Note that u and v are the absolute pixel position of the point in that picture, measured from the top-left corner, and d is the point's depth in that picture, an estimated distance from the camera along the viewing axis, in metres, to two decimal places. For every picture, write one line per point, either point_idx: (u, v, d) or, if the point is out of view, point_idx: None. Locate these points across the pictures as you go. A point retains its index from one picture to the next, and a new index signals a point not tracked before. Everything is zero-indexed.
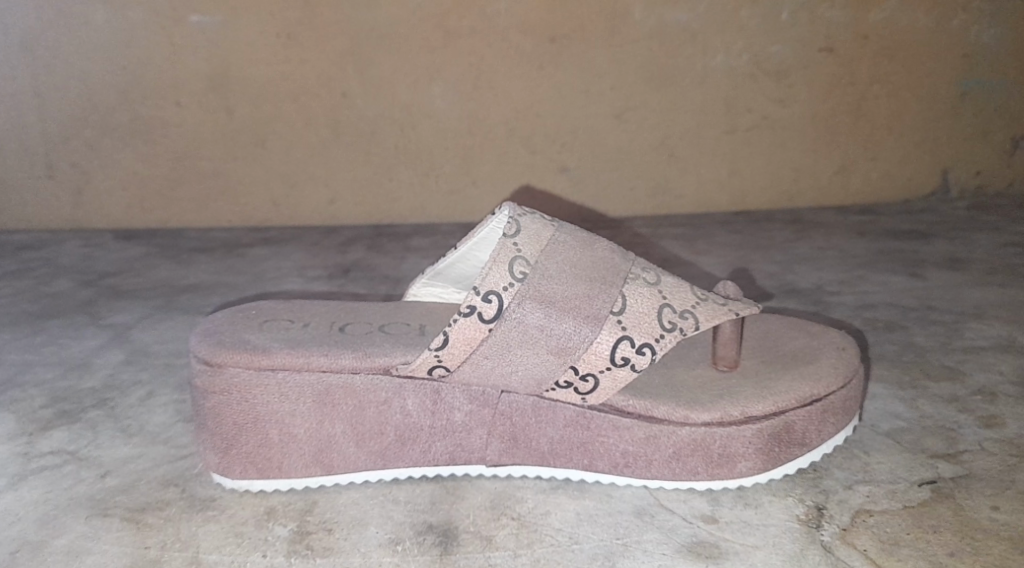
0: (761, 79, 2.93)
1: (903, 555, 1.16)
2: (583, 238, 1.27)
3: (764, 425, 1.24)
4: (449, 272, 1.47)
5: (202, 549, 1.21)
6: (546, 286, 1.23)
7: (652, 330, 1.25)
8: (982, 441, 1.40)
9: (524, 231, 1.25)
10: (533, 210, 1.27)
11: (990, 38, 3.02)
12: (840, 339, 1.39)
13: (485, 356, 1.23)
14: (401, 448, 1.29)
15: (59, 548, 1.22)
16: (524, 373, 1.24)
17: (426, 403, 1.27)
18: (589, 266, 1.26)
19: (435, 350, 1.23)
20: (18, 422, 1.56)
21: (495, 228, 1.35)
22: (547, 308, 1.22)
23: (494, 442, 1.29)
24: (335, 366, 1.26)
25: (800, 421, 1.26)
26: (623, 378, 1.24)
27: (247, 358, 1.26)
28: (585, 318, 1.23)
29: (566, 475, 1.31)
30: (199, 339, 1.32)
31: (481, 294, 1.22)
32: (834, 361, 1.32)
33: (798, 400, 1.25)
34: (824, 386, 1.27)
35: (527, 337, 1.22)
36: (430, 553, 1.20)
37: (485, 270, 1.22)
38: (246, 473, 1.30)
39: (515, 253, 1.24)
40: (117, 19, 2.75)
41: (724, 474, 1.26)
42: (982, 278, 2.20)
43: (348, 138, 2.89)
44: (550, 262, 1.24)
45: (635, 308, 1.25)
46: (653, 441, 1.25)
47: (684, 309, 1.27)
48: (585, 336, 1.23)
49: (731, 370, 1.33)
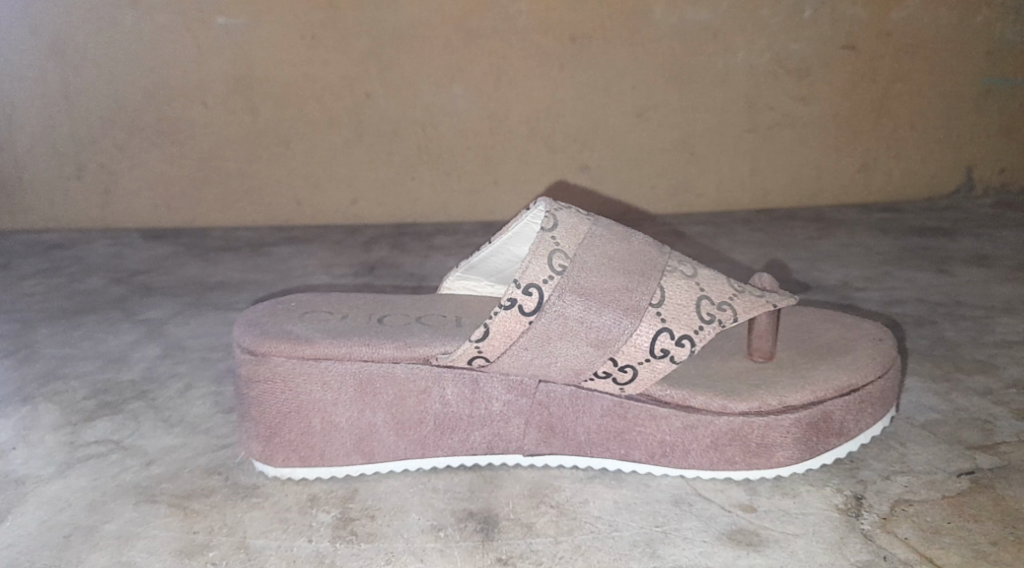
0: (784, 77, 2.94)
1: (944, 543, 1.17)
2: (619, 232, 1.29)
3: (802, 414, 1.25)
4: (483, 265, 1.48)
5: (248, 534, 1.23)
6: (586, 279, 1.24)
7: (691, 322, 1.26)
8: (1017, 433, 1.41)
9: (562, 224, 1.27)
10: (569, 204, 1.29)
11: (1013, 35, 3.01)
12: (874, 329, 1.40)
13: (525, 348, 1.24)
14: (439, 437, 1.31)
15: (110, 533, 1.24)
16: (563, 364, 1.25)
17: (465, 392, 1.29)
18: (628, 259, 1.27)
19: (476, 342, 1.24)
20: (61, 413, 1.59)
21: (530, 223, 1.37)
22: (587, 300, 1.23)
23: (531, 431, 1.30)
24: (376, 355, 1.28)
25: (838, 410, 1.27)
26: (661, 369, 1.25)
27: (291, 347, 1.28)
28: (624, 310, 1.24)
29: (603, 465, 1.32)
30: (240, 330, 1.34)
31: (522, 287, 1.23)
32: (869, 351, 1.33)
33: (836, 390, 1.26)
34: (861, 376, 1.28)
35: (567, 329, 1.23)
36: (472, 539, 1.21)
37: (524, 263, 1.23)
38: (289, 460, 1.32)
39: (553, 247, 1.25)
40: (144, 22, 2.78)
41: (762, 464, 1.27)
42: (1010, 274, 2.20)
43: (372, 137, 2.92)
44: (588, 255, 1.25)
45: (674, 300, 1.26)
46: (691, 430, 1.27)
47: (722, 301, 1.28)
48: (624, 329, 1.24)
49: (766, 361, 1.34)
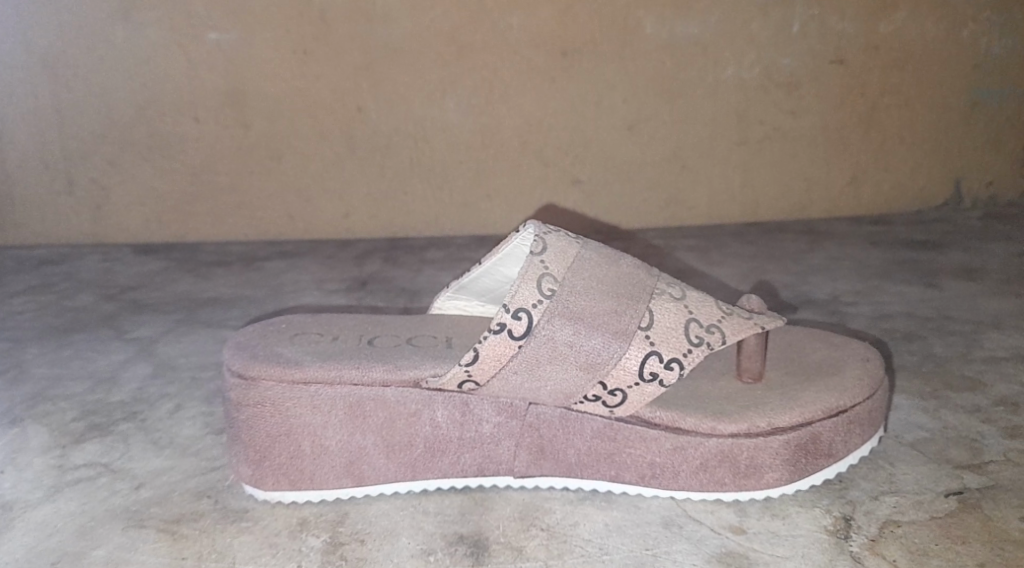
0: (773, 91, 2.95)
1: (933, 565, 1.17)
2: (608, 254, 1.29)
3: (791, 436, 1.25)
4: (473, 285, 1.49)
5: (238, 560, 1.23)
6: (575, 303, 1.24)
7: (680, 345, 1.26)
8: (1004, 451, 1.41)
9: (551, 248, 1.27)
10: (558, 227, 1.29)
11: (1001, 48, 3.03)
12: (864, 348, 1.41)
13: (514, 372, 1.25)
14: (429, 460, 1.31)
15: (98, 559, 1.24)
16: (553, 387, 1.25)
17: (455, 415, 1.29)
18: (617, 282, 1.27)
19: (465, 366, 1.25)
20: (50, 435, 1.58)
21: (520, 245, 1.37)
22: (576, 324, 1.23)
23: (521, 454, 1.30)
24: (366, 379, 1.28)
25: (827, 431, 1.27)
26: (650, 393, 1.25)
27: (280, 371, 1.28)
28: (614, 333, 1.24)
29: (593, 486, 1.32)
30: (230, 353, 1.34)
31: (511, 311, 1.23)
32: (858, 371, 1.34)
33: (824, 411, 1.27)
34: (850, 397, 1.29)
35: (556, 353, 1.23)
36: (462, 563, 1.21)
37: (514, 288, 1.24)
38: (278, 484, 1.32)
39: (542, 270, 1.25)
40: (136, 37, 2.78)
41: (751, 485, 1.28)
42: (998, 288, 2.21)
43: (364, 152, 2.92)
44: (577, 279, 1.26)
45: (662, 323, 1.26)
46: (681, 451, 1.27)
47: (711, 324, 1.28)
48: (614, 352, 1.24)
49: (755, 382, 1.34)
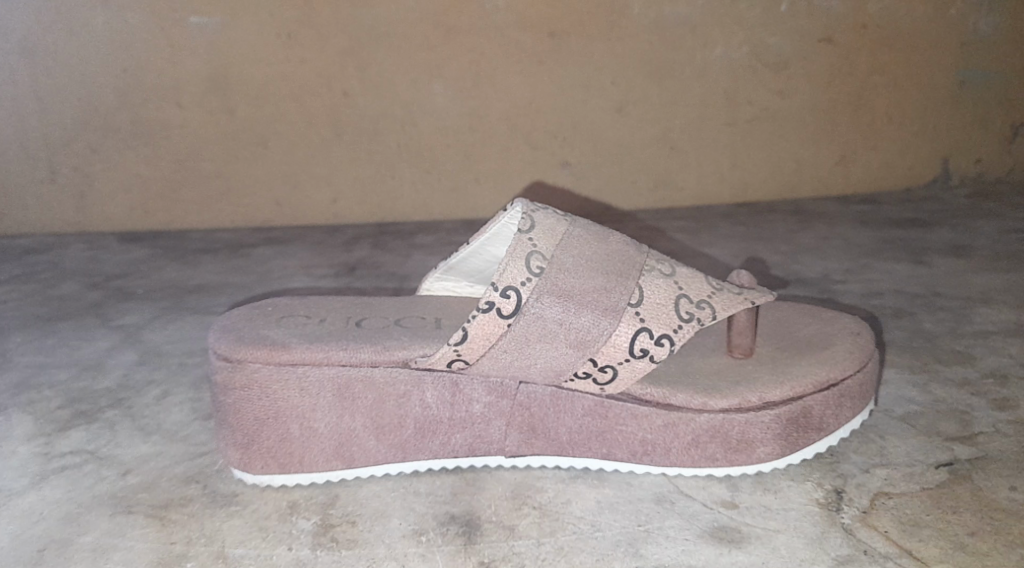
0: (761, 71, 2.94)
1: (924, 535, 1.17)
2: (597, 231, 1.28)
3: (782, 410, 1.25)
4: (462, 266, 1.48)
5: (227, 543, 1.22)
6: (564, 280, 1.23)
7: (670, 320, 1.25)
8: (995, 423, 1.41)
9: (539, 226, 1.26)
10: (546, 205, 1.28)
11: (988, 26, 3.03)
12: (855, 322, 1.40)
13: (504, 350, 1.23)
14: (420, 441, 1.30)
15: (86, 545, 1.23)
16: (543, 366, 1.24)
17: (445, 394, 1.28)
18: (605, 259, 1.26)
19: (453, 345, 1.23)
20: (35, 423, 1.57)
21: (507, 224, 1.36)
22: (565, 301, 1.22)
23: (513, 433, 1.30)
24: (354, 360, 1.27)
25: (818, 406, 1.27)
26: (641, 369, 1.25)
27: (267, 353, 1.27)
28: (604, 310, 1.23)
29: (585, 464, 1.32)
30: (217, 337, 1.32)
31: (500, 289, 1.22)
32: (848, 345, 1.33)
33: (815, 385, 1.26)
34: (841, 370, 1.28)
35: (546, 331, 1.22)
36: (454, 543, 1.21)
37: (502, 266, 1.23)
38: (267, 467, 1.30)
39: (531, 248, 1.24)
40: (117, 22, 2.75)
41: (743, 461, 1.27)
42: (987, 264, 2.21)
43: (350, 137, 2.90)
44: (566, 256, 1.25)
45: (652, 300, 1.26)
46: (673, 428, 1.26)
47: (701, 299, 1.28)
48: (604, 329, 1.23)
49: (746, 357, 1.34)
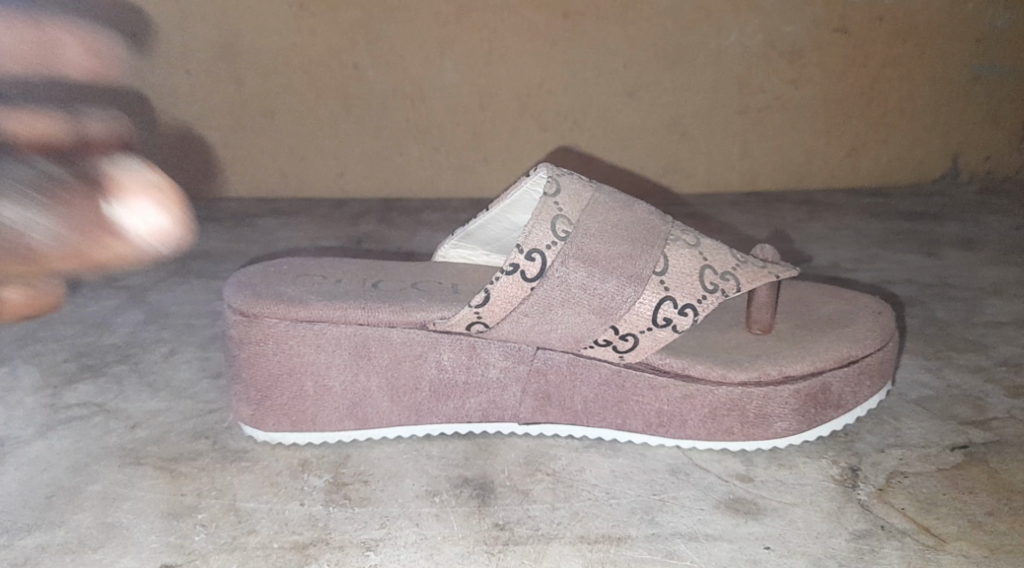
0: (775, 60, 2.91)
1: (941, 514, 1.17)
2: (622, 199, 1.27)
3: (802, 386, 1.24)
4: (480, 233, 1.46)
5: (239, 497, 1.21)
6: (590, 246, 1.21)
7: (694, 291, 1.24)
8: (1009, 409, 1.41)
9: (564, 190, 1.23)
10: (571, 170, 1.26)
11: (1004, 22, 2.98)
12: (875, 304, 1.40)
13: (525, 314, 1.22)
14: (435, 403, 1.29)
15: (94, 494, 1.22)
16: (564, 331, 1.23)
17: (462, 358, 1.27)
18: (631, 227, 1.24)
19: (475, 307, 1.21)
20: (42, 375, 1.55)
21: (528, 192, 1.36)
22: (591, 267, 1.20)
23: (528, 400, 1.29)
24: (371, 320, 1.25)
25: (837, 382, 1.26)
26: (662, 339, 1.23)
27: (282, 308, 1.24)
28: (629, 278, 1.21)
29: (599, 434, 1.31)
30: (230, 292, 1.30)
31: (524, 252, 1.20)
32: (870, 324, 1.33)
33: (836, 361, 1.26)
34: (861, 348, 1.28)
35: (570, 296, 1.20)
36: (468, 505, 1.20)
37: (527, 229, 1.20)
38: (280, 425, 1.30)
39: (556, 212, 1.22)
40: None
41: (759, 435, 1.26)
42: (997, 257, 2.21)
43: (360, 110, 2.88)
44: (592, 221, 1.22)
45: (677, 269, 1.24)
46: (690, 399, 1.25)
47: (725, 271, 1.26)
48: (628, 297, 1.21)
49: (764, 332, 1.34)
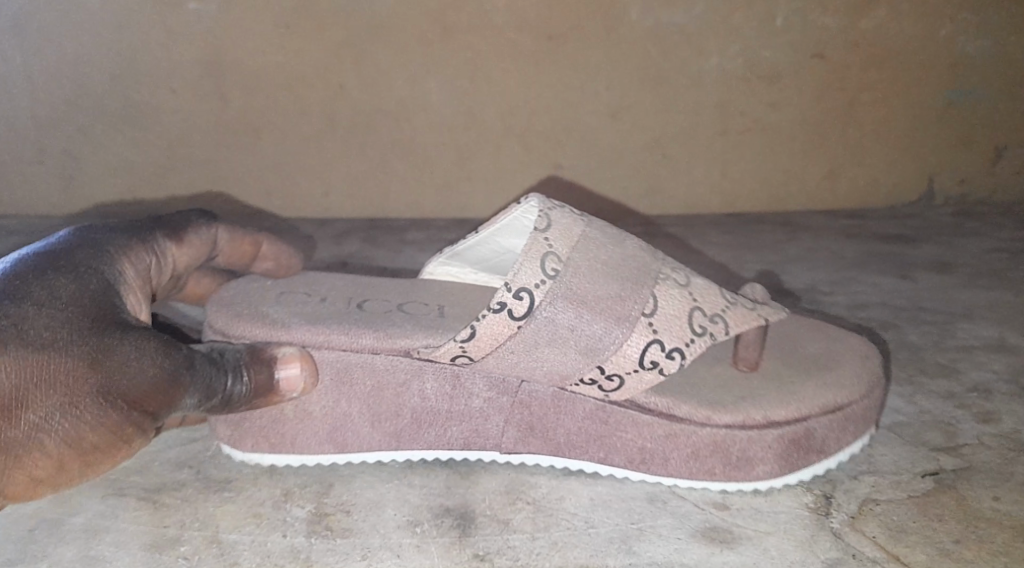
0: (754, 83, 2.94)
1: (911, 541, 1.20)
2: (612, 235, 1.30)
3: (785, 431, 1.25)
4: (469, 253, 1.52)
5: (221, 528, 1.22)
6: (579, 284, 1.24)
7: (683, 334, 1.26)
8: (979, 436, 1.44)
9: (555, 226, 1.27)
10: (562, 205, 1.30)
11: (976, 49, 3.02)
12: (860, 346, 1.42)
13: (511, 351, 1.24)
14: (416, 431, 1.31)
15: (77, 526, 1.22)
16: (550, 369, 1.25)
17: (445, 387, 1.29)
18: (620, 265, 1.28)
19: (461, 342, 1.24)
20: None
21: (518, 217, 1.43)
22: (577, 307, 1.23)
23: (511, 430, 1.30)
24: (355, 345, 1.27)
25: (820, 429, 1.27)
26: (649, 380, 1.25)
27: (265, 331, 1.29)
28: (616, 319, 1.24)
29: (581, 466, 1.32)
30: (215, 310, 1.35)
31: (512, 291, 1.23)
32: (857, 368, 1.35)
33: (820, 408, 1.27)
34: (847, 395, 1.29)
35: (556, 335, 1.23)
36: (448, 535, 1.21)
37: (517, 266, 1.23)
38: (258, 446, 1.31)
39: (546, 248, 1.25)
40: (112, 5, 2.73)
41: (741, 477, 1.27)
42: (970, 280, 2.25)
43: (343, 131, 2.89)
44: (581, 259, 1.26)
45: (665, 311, 1.27)
46: (674, 439, 1.26)
47: (714, 314, 1.30)
48: (615, 338, 1.24)
49: (752, 370, 1.35)
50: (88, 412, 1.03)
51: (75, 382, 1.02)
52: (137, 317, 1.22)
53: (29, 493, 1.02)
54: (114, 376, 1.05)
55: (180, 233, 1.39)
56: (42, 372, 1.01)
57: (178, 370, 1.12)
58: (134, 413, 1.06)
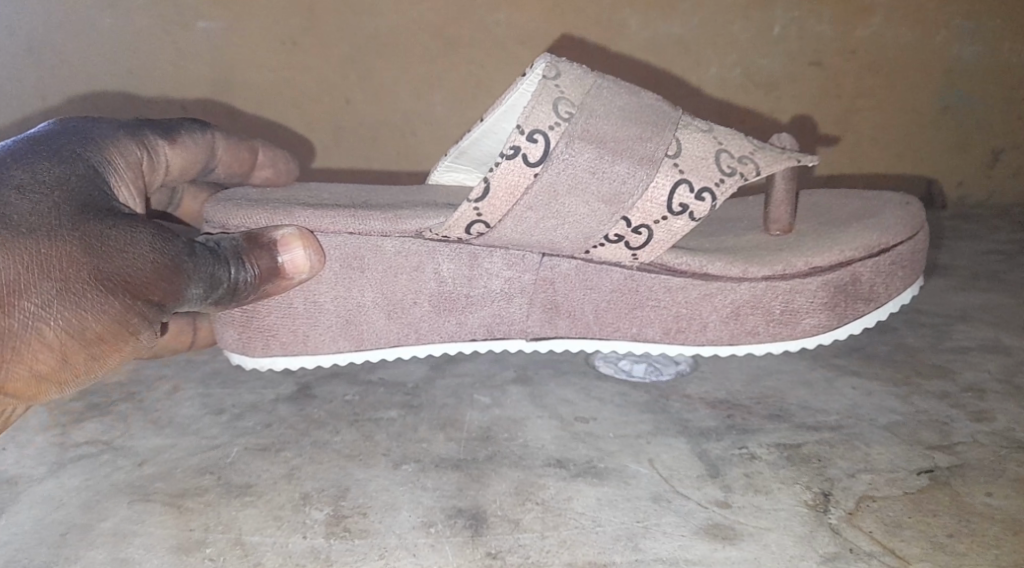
0: (754, 92, 2.88)
1: (905, 536, 1.25)
2: (625, 86, 1.55)
3: (825, 278, 1.58)
4: (471, 155, 1.80)
5: (244, 531, 1.28)
6: (592, 129, 1.49)
7: (712, 175, 1.53)
8: (973, 434, 1.49)
9: (565, 76, 1.50)
10: (570, 59, 1.52)
11: (973, 54, 2.94)
12: (882, 223, 1.67)
13: (529, 207, 1.49)
14: (442, 317, 1.59)
15: (107, 531, 1.28)
16: (577, 220, 1.51)
17: (463, 270, 1.57)
18: (634, 112, 1.53)
19: (474, 203, 1.48)
20: (49, 414, 1.61)
21: (520, 96, 1.60)
22: (593, 155, 1.48)
23: (536, 312, 1.60)
24: (366, 230, 1.53)
25: (861, 276, 1.60)
26: (677, 229, 1.53)
27: (268, 218, 1.51)
28: (637, 161, 1.50)
29: (613, 347, 1.63)
30: (219, 203, 1.58)
31: (527, 134, 1.47)
32: (877, 235, 1.62)
33: (856, 255, 1.59)
34: (858, 249, 1.60)
35: (576, 182, 1.49)
36: (461, 535, 1.27)
37: (532, 110, 1.47)
38: (269, 348, 1.58)
39: (558, 94, 1.49)
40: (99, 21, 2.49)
41: (781, 335, 1.60)
42: (967, 283, 2.29)
43: (348, 142, 2.73)
44: (594, 103, 1.50)
45: (690, 154, 1.53)
46: (709, 298, 1.58)
47: (741, 156, 1.55)
48: (638, 181, 1.50)
49: (784, 234, 1.72)
50: (91, 299, 1.20)
51: (77, 271, 1.19)
52: (132, 209, 1.42)
53: (34, 388, 1.18)
54: (115, 261, 1.23)
55: (174, 134, 1.58)
56: (46, 261, 1.18)
57: (177, 258, 1.31)
58: (136, 301, 1.24)
